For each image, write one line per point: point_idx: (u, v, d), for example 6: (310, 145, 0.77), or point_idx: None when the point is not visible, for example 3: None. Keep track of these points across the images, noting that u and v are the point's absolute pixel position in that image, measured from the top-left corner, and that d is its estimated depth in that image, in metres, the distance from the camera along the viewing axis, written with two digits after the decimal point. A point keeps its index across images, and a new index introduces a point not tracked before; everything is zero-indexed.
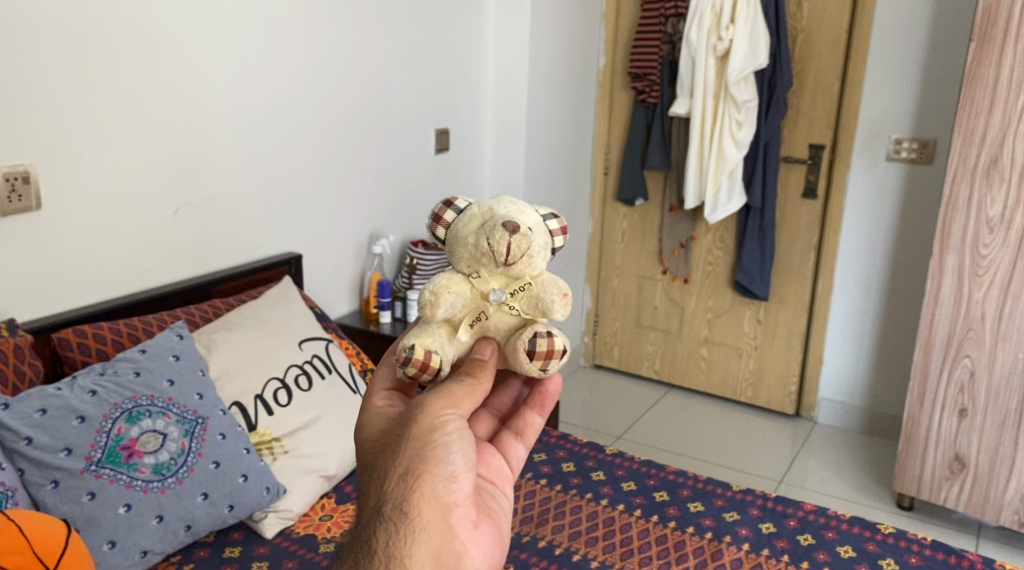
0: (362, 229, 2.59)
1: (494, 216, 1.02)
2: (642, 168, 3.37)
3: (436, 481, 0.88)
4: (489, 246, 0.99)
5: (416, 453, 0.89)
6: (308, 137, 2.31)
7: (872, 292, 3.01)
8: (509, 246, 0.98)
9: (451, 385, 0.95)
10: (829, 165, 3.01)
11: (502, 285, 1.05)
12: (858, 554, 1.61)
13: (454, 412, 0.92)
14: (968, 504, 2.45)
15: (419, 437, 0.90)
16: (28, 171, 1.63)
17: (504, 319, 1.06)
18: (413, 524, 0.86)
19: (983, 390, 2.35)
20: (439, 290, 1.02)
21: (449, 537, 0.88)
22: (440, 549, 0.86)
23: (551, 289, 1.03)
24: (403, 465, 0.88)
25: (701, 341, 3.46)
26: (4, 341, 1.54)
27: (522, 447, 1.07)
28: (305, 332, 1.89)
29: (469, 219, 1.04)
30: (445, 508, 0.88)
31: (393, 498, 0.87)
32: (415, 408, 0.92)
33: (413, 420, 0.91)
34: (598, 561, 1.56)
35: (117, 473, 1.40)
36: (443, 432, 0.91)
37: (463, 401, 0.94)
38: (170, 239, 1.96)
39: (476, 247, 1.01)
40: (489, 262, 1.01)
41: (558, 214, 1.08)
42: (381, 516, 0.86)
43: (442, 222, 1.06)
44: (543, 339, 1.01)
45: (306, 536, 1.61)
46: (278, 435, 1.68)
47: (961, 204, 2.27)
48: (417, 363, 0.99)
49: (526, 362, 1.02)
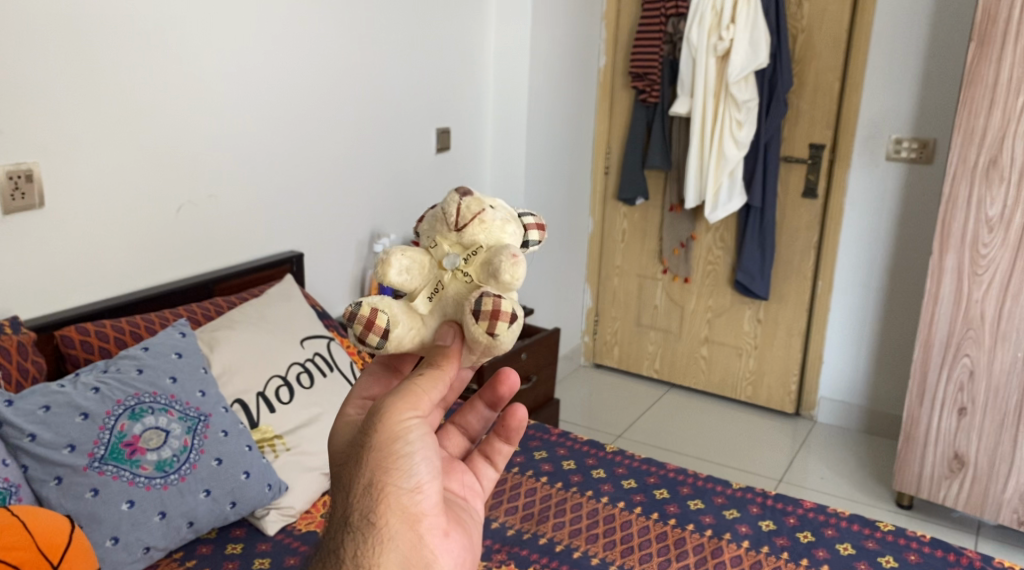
0: (363, 229, 2.60)
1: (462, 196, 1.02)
2: (642, 168, 3.38)
3: (401, 493, 0.87)
4: (442, 212, 0.99)
5: (379, 465, 0.86)
6: (309, 136, 2.31)
7: (872, 291, 3.02)
8: (458, 208, 0.97)
9: (411, 381, 0.89)
10: (829, 165, 3.01)
11: (456, 252, 0.98)
12: (857, 552, 1.61)
13: (416, 416, 0.88)
14: (968, 503, 2.46)
15: (381, 448, 0.86)
16: (31, 169, 1.63)
17: (458, 288, 0.96)
18: (380, 535, 0.85)
19: (983, 388, 2.35)
20: (391, 252, 0.98)
21: (419, 546, 0.87)
22: (409, 559, 0.86)
23: (499, 250, 0.93)
24: (367, 477, 0.86)
25: (701, 340, 3.47)
26: (7, 337, 1.55)
27: (492, 470, 1.07)
28: (307, 329, 1.90)
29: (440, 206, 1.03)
30: (413, 518, 0.87)
31: (360, 508, 0.86)
32: (376, 415, 0.87)
33: (373, 430, 0.87)
34: (598, 558, 1.57)
35: (120, 470, 1.41)
36: (406, 441, 0.87)
37: (423, 400, 0.88)
38: (173, 238, 1.97)
39: (433, 218, 1.00)
40: (443, 229, 0.98)
41: (538, 216, 1.05)
42: (349, 527, 0.86)
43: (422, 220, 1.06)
44: (489, 298, 0.91)
45: (307, 533, 1.61)
46: (279, 432, 1.69)
47: (960, 203, 2.28)
48: (362, 319, 0.92)
49: (472, 325, 0.91)
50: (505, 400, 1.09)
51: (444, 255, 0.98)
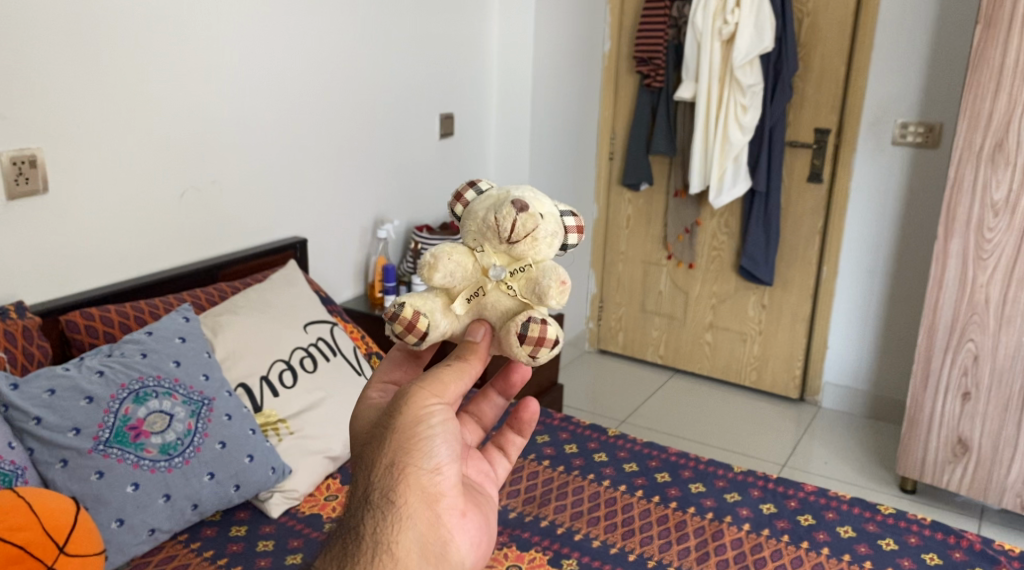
0: (367, 214, 2.60)
1: (512, 195, 1.01)
2: (647, 153, 3.36)
3: (421, 473, 0.88)
4: (495, 221, 0.97)
5: (401, 446, 0.88)
6: (310, 121, 2.31)
7: (877, 276, 3.01)
8: (512, 223, 0.96)
9: (438, 370, 0.91)
10: (834, 149, 3.00)
11: (502, 261, 1.01)
12: (857, 534, 1.62)
13: (439, 401, 0.90)
14: (971, 487, 2.46)
15: (404, 429, 0.88)
16: (35, 155, 1.64)
17: (501, 299, 1.01)
18: (398, 513, 0.86)
19: (987, 372, 2.35)
20: (439, 255, 0.99)
21: (436, 525, 0.88)
22: (426, 537, 0.87)
23: (550, 272, 0.98)
24: (388, 457, 0.87)
25: (706, 326, 3.47)
26: (12, 322, 1.56)
27: (505, 462, 1.07)
28: (310, 314, 1.91)
29: (487, 198, 1.02)
30: (431, 497, 0.88)
31: (380, 487, 0.87)
32: (400, 399, 0.89)
33: (398, 412, 0.89)
34: (600, 540, 1.58)
35: (124, 453, 1.42)
36: (428, 424, 0.89)
37: (448, 388, 0.90)
38: (177, 224, 1.97)
39: (483, 222, 0.99)
40: (492, 238, 0.99)
41: (577, 213, 1.06)
42: (369, 505, 0.87)
43: (462, 202, 1.06)
44: (536, 324, 0.97)
45: (311, 515, 1.62)
46: (283, 416, 1.70)
47: (966, 187, 2.27)
48: (403, 321, 0.96)
49: (516, 346, 0.98)
50: (516, 388, 1.09)
51: (490, 260, 1.01)
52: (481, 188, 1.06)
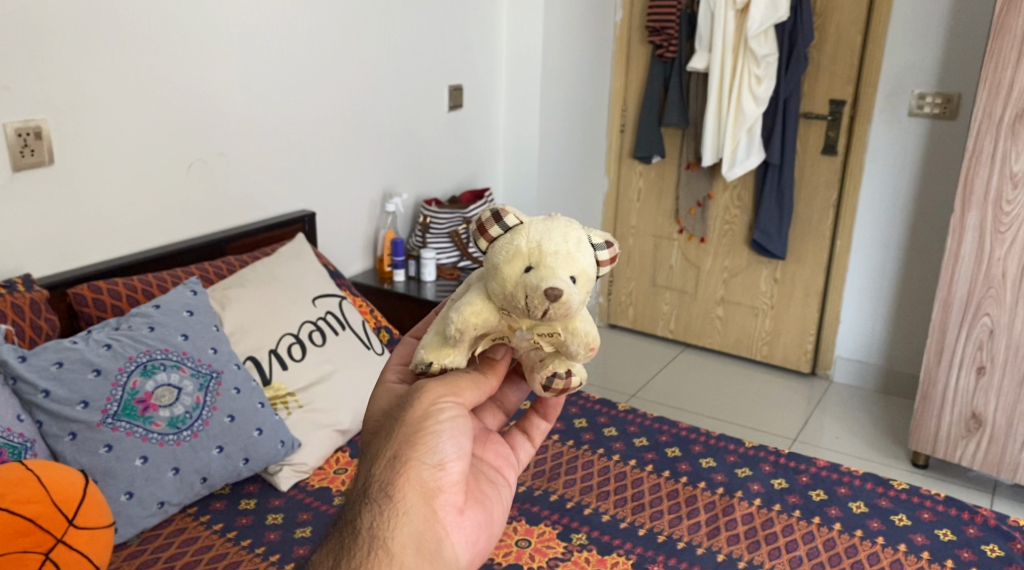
0: (375, 188, 2.58)
1: (542, 257, 0.92)
2: (659, 126, 3.31)
3: (423, 468, 0.89)
4: (526, 303, 0.91)
5: (406, 439, 0.90)
6: (318, 92, 2.28)
7: (892, 249, 2.98)
8: (544, 311, 0.90)
9: (457, 375, 0.97)
10: (849, 121, 2.95)
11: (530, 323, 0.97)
12: (870, 510, 1.61)
13: (451, 400, 0.93)
14: (984, 463, 2.44)
15: (412, 423, 0.90)
16: (40, 126, 1.62)
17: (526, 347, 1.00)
18: (396, 507, 0.87)
19: (1003, 347, 2.32)
20: (465, 326, 0.95)
21: (433, 521, 0.88)
22: (423, 533, 0.87)
23: (580, 344, 0.96)
24: (393, 450, 0.90)
25: (717, 300, 3.44)
26: (20, 296, 1.56)
27: (528, 446, 1.11)
28: (318, 288, 1.90)
29: (514, 254, 0.94)
30: (431, 493, 0.89)
31: (380, 481, 0.89)
32: (412, 393, 0.93)
33: (408, 406, 0.92)
34: (609, 514, 1.57)
35: (133, 426, 1.42)
36: (436, 420, 0.91)
37: (464, 391, 0.95)
38: (183, 196, 1.96)
39: (513, 297, 0.93)
40: (523, 313, 0.93)
41: (610, 241, 0.99)
42: (368, 497, 0.88)
43: (486, 236, 0.97)
44: (561, 380, 1.03)
45: (320, 488, 1.62)
46: (292, 390, 1.70)
47: (984, 159, 2.22)
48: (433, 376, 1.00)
49: (540, 389, 1.05)
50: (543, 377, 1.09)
51: (517, 324, 0.97)
52: (507, 226, 0.96)
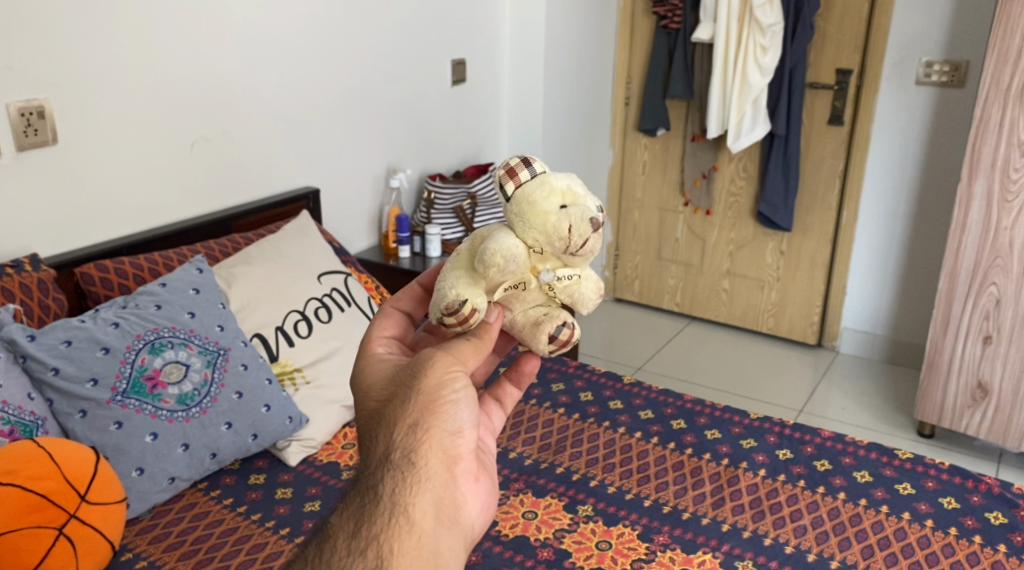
0: (379, 164, 2.57)
1: (578, 197, 0.98)
2: (664, 98, 3.28)
3: (443, 435, 0.83)
4: (569, 232, 0.96)
5: (425, 406, 0.83)
6: (319, 68, 2.27)
7: (899, 220, 2.96)
8: (584, 242, 0.97)
9: (456, 343, 0.90)
10: (856, 90, 2.92)
11: (551, 265, 1.02)
12: (874, 479, 1.62)
13: (461, 369, 0.87)
14: (990, 431, 2.45)
15: (430, 390, 0.84)
16: (43, 106, 1.62)
17: (536, 297, 1.04)
18: (418, 474, 0.80)
19: (1009, 317, 2.31)
20: (507, 255, 0.96)
21: (451, 489, 0.82)
22: (443, 501, 0.80)
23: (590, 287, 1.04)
24: (412, 416, 0.82)
25: (723, 273, 3.43)
26: (27, 275, 1.57)
27: (500, 414, 1.01)
28: (323, 265, 1.90)
29: (548, 191, 0.98)
30: (449, 461, 0.83)
31: (400, 447, 0.81)
32: (423, 361, 0.86)
33: (420, 373, 0.85)
34: (615, 486, 1.58)
35: (142, 404, 1.43)
36: (452, 388, 0.85)
37: (469, 359, 0.89)
38: (187, 174, 1.96)
39: (553, 227, 0.97)
40: (559, 246, 0.98)
41: None
42: (388, 463, 0.80)
43: (515, 179, 1.00)
44: (567, 329, 1.04)
45: (329, 463, 1.64)
46: (299, 366, 1.71)
47: (992, 128, 2.21)
48: (461, 316, 0.94)
49: (544, 343, 1.04)
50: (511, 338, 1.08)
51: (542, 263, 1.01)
52: (536, 171, 1.01)
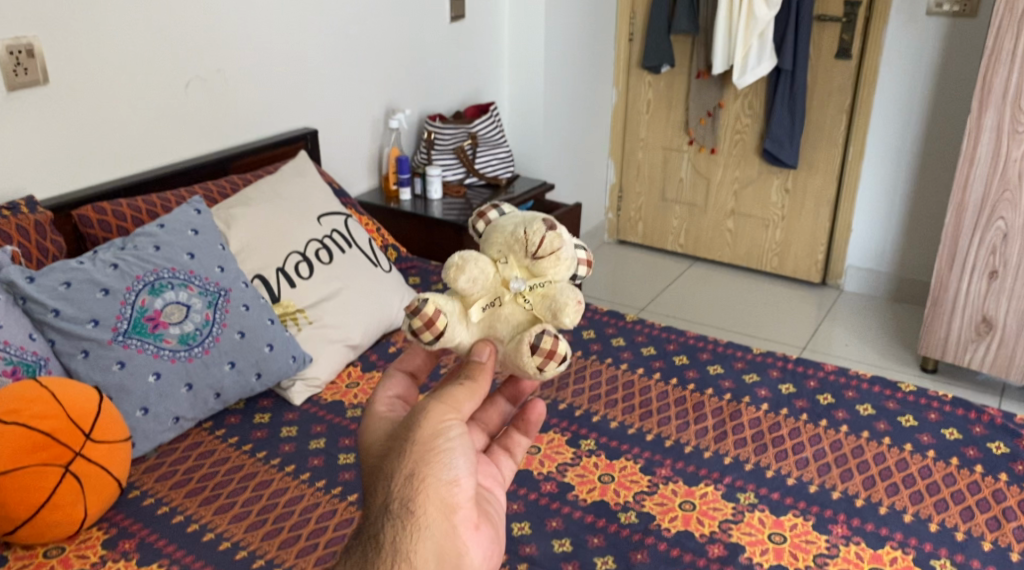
0: (378, 104, 2.53)
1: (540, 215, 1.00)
2: (668, 33, 3.21)
3: (441, 485, 0.78)
4: (525, 233, 0.96)
5: (420, 456, 0.78)
6: (314, 4, 2.21)
7: (906, 156, 2.92)
8: (540, 240, 0.95)
9: (449, 388, 0.84)
10: (865, 23, 2.85)
11: (522, 275, 0.98)
12: (876, 412, 1.62)
13: (456, 416, 0.82)
14: (993, 365, 2.45)
15: (423, 440, 0.79)
16: (31, 44, 1.58)
17: (514, 312, 0.97)
18: (417, 525, 0.75)
19: (1016, 251, 2.29)
20: (467, 260, 0.96)
21: (452, 539, 0.77)
22: (444, 551, 0.76)
23: (568, 292, 0.96)
24: (409, 466, 0.78)
25: (727, 213, 3.40)
26: (23, 217, 1.55)
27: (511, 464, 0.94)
28: (322, 206, 1.88)
29: (512, 218, 1.02)
30: (449, 511, 0.78)
31: (397, 497, 0.76)
32: (417, 411, 0.81)
33: (414, 425, 0.80)
34: (617, 422, 1.59)
35: (144, 343, 1.43)
36: (448, 436, 0.80)
37: (464, 405, 0.83)
38: (182, 115, 1.92)
39: (512, 235, 0.97)
40: (520, 250, 0.96)
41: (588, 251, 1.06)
42: (387, 514, 0.75)
43: (485, 218, 1.04)
44: (549, 337, 0.92)
45: (333, 402, 1.64)
46: (301, 307, 1.71)
47: (1004, 58, 2.15)
48: (423, 317, 0.91)
49: (526, 356, 0.92)
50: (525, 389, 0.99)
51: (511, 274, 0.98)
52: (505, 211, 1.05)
